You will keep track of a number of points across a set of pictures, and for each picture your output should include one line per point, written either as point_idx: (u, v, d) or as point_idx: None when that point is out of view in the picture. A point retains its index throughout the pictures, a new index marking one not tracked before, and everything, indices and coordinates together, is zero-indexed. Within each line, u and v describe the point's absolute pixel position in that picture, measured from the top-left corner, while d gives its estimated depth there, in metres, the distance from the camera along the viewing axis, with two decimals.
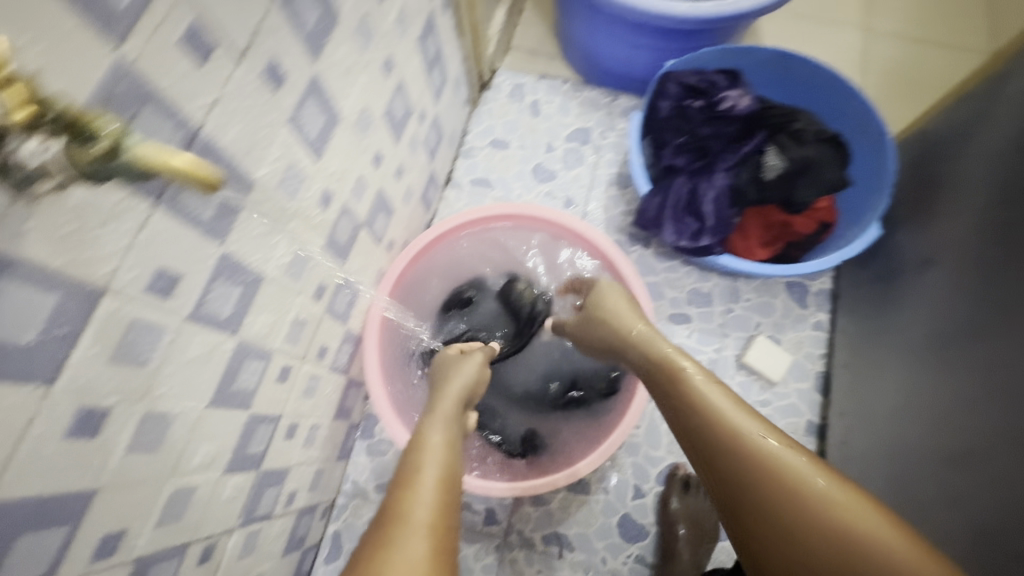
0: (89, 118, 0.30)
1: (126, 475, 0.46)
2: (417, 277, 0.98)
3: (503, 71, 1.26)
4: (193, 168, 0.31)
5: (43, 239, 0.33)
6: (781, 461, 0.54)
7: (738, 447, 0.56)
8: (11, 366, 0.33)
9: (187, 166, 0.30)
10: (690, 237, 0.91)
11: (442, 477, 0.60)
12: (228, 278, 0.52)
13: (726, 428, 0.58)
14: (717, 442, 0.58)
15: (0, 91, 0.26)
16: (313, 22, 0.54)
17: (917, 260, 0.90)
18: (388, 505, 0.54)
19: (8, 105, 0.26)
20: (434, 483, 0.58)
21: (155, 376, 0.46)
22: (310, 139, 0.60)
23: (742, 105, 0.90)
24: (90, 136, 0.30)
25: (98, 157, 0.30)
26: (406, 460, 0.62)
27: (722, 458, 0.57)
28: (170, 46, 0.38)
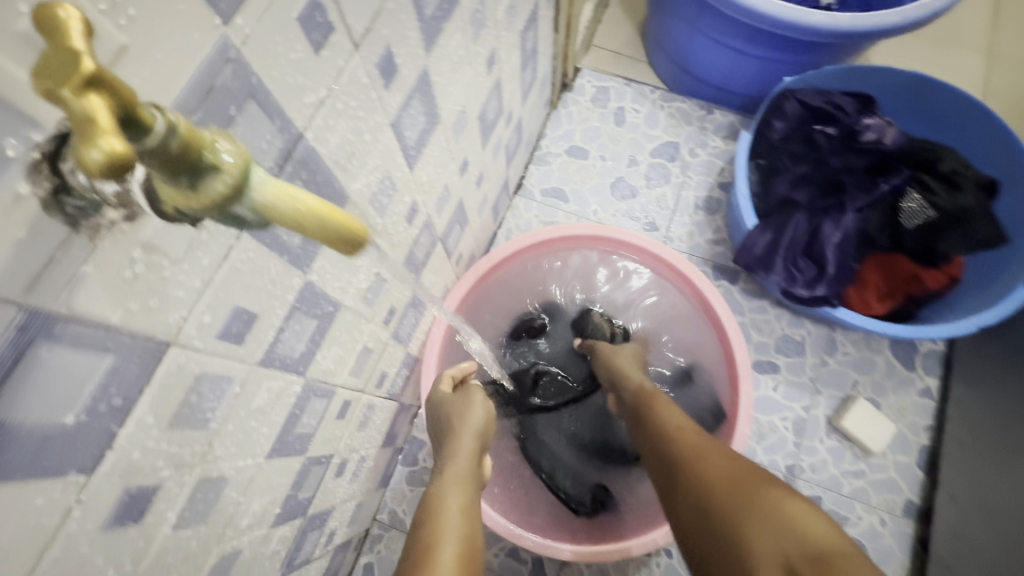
0: (200, 141, 0.20)
1: (170, 555, 0.37)
2: (484, 294, 0.88)
3: (586, 71, 1.14)
4: (342, 220, 0.22)
5: (103, 285, 0.24)
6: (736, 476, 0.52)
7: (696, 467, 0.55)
8: (45, 455, 0.24)
9: (338, 219, 0.22)
10: (805, 284, 0.79)
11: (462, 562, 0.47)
12: (306, 311, 0.43)
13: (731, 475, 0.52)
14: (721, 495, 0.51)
15: (76, 111, 0.16)
16: (435, 5, 0.44)
17: None
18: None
19: (79, 146, 0.17)
20: (453, 568, 0.46)
21: (215, 435, 0.37)
22: (409, 146, 0.50)
23: (886, 138, 0.79)
24: (200, 171, 0.20)
25: (211, 201, 0.21)
26: (419, 534, 0.50)
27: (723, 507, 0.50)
28: (285, 25, 0.28)
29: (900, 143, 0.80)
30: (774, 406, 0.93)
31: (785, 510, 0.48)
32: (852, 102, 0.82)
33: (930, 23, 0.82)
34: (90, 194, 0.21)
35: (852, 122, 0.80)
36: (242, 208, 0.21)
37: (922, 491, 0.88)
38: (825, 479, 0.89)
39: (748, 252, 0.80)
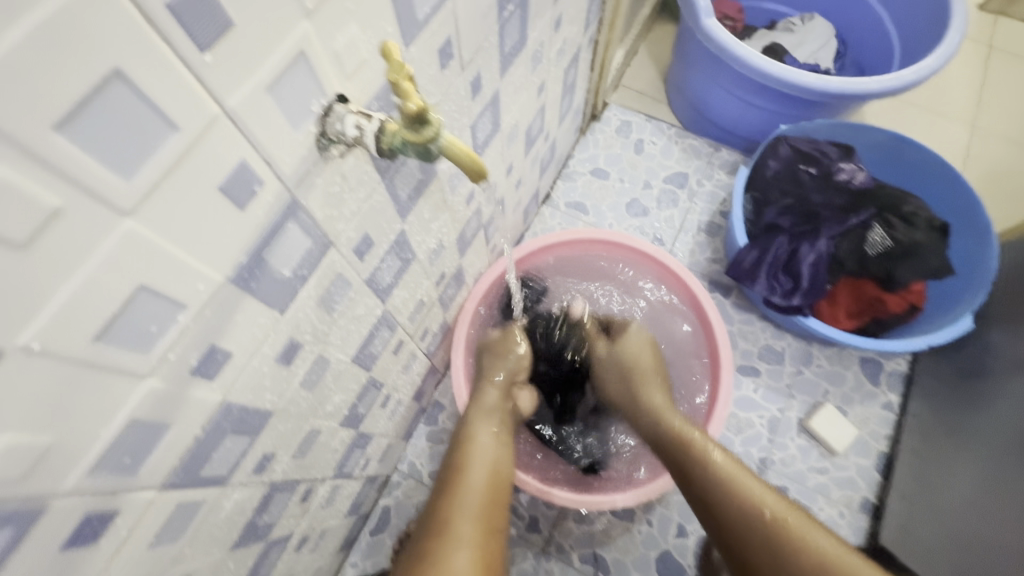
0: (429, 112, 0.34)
1: (291, 405, 0.51)
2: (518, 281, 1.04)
3: (614, 106, 1.32)
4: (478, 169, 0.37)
5: (320, 194, 0.39)
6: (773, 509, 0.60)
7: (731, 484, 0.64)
8: (269, 292, 0.39)
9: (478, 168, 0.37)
10: (782, 295, 0.95)
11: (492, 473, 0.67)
12: (396, 252, 0.58)
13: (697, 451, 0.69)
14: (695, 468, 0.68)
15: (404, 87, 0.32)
16: (511, 45, 0.61)
17: (1010, 361, 0.88)
18: (440, 511, 0.61)
19: (405, 103, 0.32)
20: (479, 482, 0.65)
21: (333, 324, 0.52)
22: (477, 144, 0.66)
23: (857, 180, 0.96)
24: (422, 124, 0.34)
25: (424, 140, 0.35)
26: (453, 455, 0.70)
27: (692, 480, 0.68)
28: (431, 53, 0.45)
29: (869, 186, 0.97)
30: (754, 405, 1.06)
31: (738, 476, 0.65)
32: (836, 151, 1.00)
33: (903, 92, 0.98)
34: (335, 137, 0.37)
35: (831, 166, 0.98)
36: (433, 145, 0.36)
37: (877, 491, 1.00)
38: (793, 472, 1.01)
39: (737, 265, 0.97)
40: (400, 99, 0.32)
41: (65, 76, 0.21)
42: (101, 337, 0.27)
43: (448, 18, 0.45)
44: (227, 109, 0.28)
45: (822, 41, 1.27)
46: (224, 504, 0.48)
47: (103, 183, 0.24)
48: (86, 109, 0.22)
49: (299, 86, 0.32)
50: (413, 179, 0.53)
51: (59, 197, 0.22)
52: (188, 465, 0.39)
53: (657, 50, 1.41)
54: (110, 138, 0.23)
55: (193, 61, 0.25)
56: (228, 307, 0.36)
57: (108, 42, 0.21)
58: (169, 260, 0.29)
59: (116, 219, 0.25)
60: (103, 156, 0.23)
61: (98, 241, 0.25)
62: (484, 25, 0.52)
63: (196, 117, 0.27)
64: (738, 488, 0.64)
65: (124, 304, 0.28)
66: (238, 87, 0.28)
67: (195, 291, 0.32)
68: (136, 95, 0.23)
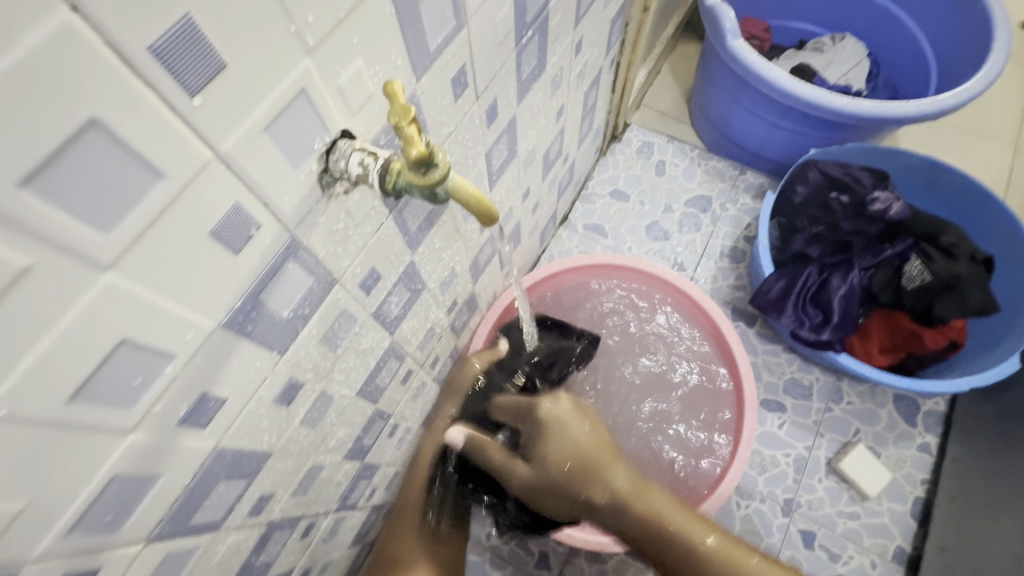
0: (435, 150, 0.32)
1: (290, 444, 0.49)
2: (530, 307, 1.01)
3: (635, 127, 1.30)
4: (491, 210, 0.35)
5: (323, 232, 0.38)
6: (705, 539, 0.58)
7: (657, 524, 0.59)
8: (267, 334, 0.37)
9: (491, 211, 0.35)
10: (811, 329, 0.91)
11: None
12: (406, 284, 0.56)
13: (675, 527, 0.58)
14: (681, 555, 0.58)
15: (404, 129, 0.29)
16: (528, 72, 0.59)
17: None
18: None
19: (406, 145, 0.30)
20: None
21: (337, 360, 0.50)
22: (492, 171, 0.64)
23: (892, 211, 0.91)
24: (428, 164, 0.32)
25: (431, 184, 0.32)
26: None
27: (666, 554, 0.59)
28: (444, 83, 0.43)
29: (904, 216, 0.91)
30: (778, 442, 1.01)
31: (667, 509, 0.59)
32: (869, 177, 0.95)
33: (940, 117, 0.93)
34: (338, 175, 0.35)
35: (864, 194, 0.93)
36: (439, 188, 0.33)
37: (914, 540, 0.93)
38: (820, 516, 0.95)
39: (762, 296, 0.94)
40: (400, 142, 0.30)
41: (34, 127, 0.19)
42: (77, 396, 0.25)
43: (461, 48, 0.43)
44: (220, 153, 0.26)
45: (854, 62, 1.23)
46: (218, 548, 0.46)
47: (79, 238, 0.22)
48: (58, 162, 0.20)
49: (299, 124, 0.31)
50: (424, 211, 0.51)
51: (29, 255, 0.21)
52: (177, 514, 0.37)
53: (680, 69, 1.38)
54: (86, 191, 0.21)
55: (181, 106, 0.23)
56: (221, 353, 0.34)
57: (84, 91, 0.20)
58: (155, 311, 0.27)
59: (95, 273, 0.23)
60: (78, 210, 0.21)
61: (74, 298, 0.23)
62: (500, 54, 0.50)
63: (185, 163, 0.25)
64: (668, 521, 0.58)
65: (105, 359, 0.26)
66: (232, 130, 0.26)
67: (184, 341, 0.30)
68: (116, 144, 0.22)
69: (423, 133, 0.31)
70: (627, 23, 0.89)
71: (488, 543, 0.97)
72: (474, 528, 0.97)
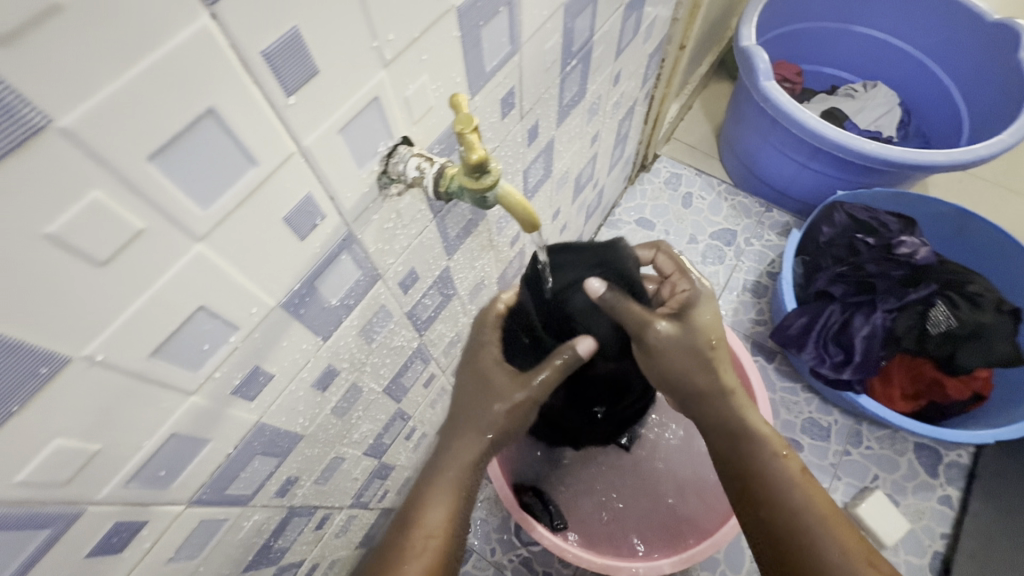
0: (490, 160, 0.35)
1: (319, 431, 0.51)
2: None
3: (664, 158, 1.33)
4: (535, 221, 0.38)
5: (375, 229, 0.41)
6: (829, 532, 0.47)
7: (784, 486, 0.51)
8: (312, 320, 0.40)
9: (534, 220, 0.38)
10: (831, 367, 0.92)
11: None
12: (439, 288, 0.59)
13: (773, 476, 0.52)
14: (772, 491, 0.51)
15: (467, 138, 0.32)
16: (570, 97, 0.63)
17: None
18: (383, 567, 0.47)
19: (468, 151, 0.33)
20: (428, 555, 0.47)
21: (370, 354, 0.52)
22: (528, 188, 0.67)
23: (919, 255, 0.92)
24: (482, 172, 0.35)
25: (483, 189, 0.36)
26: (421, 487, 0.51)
27: (764, 510, 0.51)
28: (494, 102, 0.47)
29: (930, 261, 0.92)
30: None
31: (806, 485, 0.51)
32: (895, 222, 0.97)
33: (973, 167, 0.93)
34: (395, 177, 0.38)
35: (890, 238, 0.94)
36: (490, 194, 0.37)
37: None
38: None
39: (784, 332, 0.96)
40: (463, 148, 0.33)
41: (165, 113, 0.22)
42: (157, 353, 0.28)
43: (513, 72, 0.47)
44: (302, 147, 0.30)
45: (885, 110, 1.25)
46: (244, 523, 0.48)
47: (183, 210, 0.25)
48: (177, 144, 0.23)
49: (368, 127, 0.34)
50: (463, 219, 0.54)
51: (143, 219, 0.24)
52: (217, 482, 0.40)
53: (711, 106, 1.41)
54: (195, 169, 0.25)
55: (278, 102, 0.27)
56: (276, 332, 0.36)
57: (206, 86, 0.23)
58: (231, 284, 0.30)
59: (190, 243, 0.26)
60: (187, 186, 0.25)
61: (171, 263, 0.26)
62: (545, 81, 0.54)
63: (274, 153, 0.28)
64: (800, 488, 0.50)
65: (184, 321, 0.29)
66: (314, 128, 0.30)
67: (248, 314, 0.33)
68: (224, 132, 0.25)
69: (482, 143, 0.34)
70: (663, 59, 0.93)
71: (493, 558, 0.95)
72: (478, 542, 0.96)
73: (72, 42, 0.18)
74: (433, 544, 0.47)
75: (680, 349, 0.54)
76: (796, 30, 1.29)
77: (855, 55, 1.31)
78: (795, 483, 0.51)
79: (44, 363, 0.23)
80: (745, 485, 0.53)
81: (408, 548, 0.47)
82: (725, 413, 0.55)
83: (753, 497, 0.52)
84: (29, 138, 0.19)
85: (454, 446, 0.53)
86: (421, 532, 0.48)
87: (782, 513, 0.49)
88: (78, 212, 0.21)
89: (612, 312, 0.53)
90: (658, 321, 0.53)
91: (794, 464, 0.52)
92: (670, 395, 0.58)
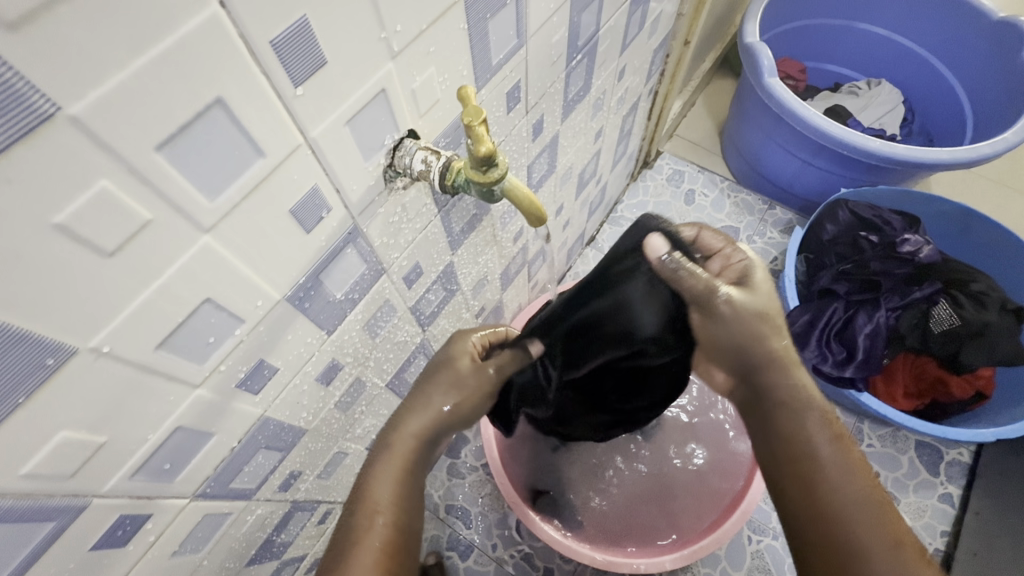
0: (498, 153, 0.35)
1: (322, 426, 0.51)
2: None
3: (667, 155, 1.32)
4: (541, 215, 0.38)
5: (380, 222, 0.40)
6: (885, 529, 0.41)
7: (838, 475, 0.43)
8: (317, 313, 0.39)
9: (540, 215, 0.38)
10: (834, 364, 0.92)
11: (387, 556, 0.42)
12: (443, 283, 0.59)
13: (825, 459, 0.44)
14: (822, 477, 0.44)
15: (476, 130, 0.32)
16: (575, 92, 0.63)
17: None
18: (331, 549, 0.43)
19: (476, 143, 0.32)
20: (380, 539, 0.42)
21: (374, 348, 0.52)
22: (532, 183, 0.67)
23: (923, 253, 0.92)
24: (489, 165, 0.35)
25: (490, 182, 0.36)
26: (374, 459, 0.47)
27: (814, 495, 0.43)
28: (500, 96, 0.47)
29: (935, 260, 0.92)
30: None
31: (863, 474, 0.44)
32: (900, 220, 0.96)
33: (977, 165, 0.93)
34: (401, 170, 0.38)
35: (895, 235, 0.94)
36: (497, 187, 0.36)
37: None
38: None
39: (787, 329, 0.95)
40: (471, 140, 0.33)
41: (174, 103, 0.22)
42: (163, 345, 0.28)
43: (519, 65, 0.46)
44: (309, 139, 0.29)
45: (889, 107, 1.24)
46: (247, 517, 0.48)
47: (190, 201, 0.25)
48: (185, 134, 0.23)
49: (375, 119, 0.34)
50: (467, 214, 0.54)
51: (150, 210, 0.24)
52: (221, 476, 0.40)
53: (714, 103, 1.41)
54: (203, 159, 0.24)
55: (286, 94, 0.26)
56: (281, 325, 0.36)
57: (215, 75, 0.23)
58: (237, 276, 0.30)
59: (196, 234, 0.26)
60: (195, 176, 0.24)
61: (177, 255, 0.26)
62: (550, 76, 0.54)
63: (282, 145, 0.28)
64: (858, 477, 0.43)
65: (190, 314, 0.29)
66: (322, 120, 0.30)
67: (254, 307, 0.33)
68: (233, 123, 0.25)
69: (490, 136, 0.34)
70: (668, 55, 0.93)
71: (494, 554, 0.95)
72: (479, 538, 0.96)
73: (82, 30, 0.18)
74: (379, 522, 0.43)
75: (746, 317, 0.49)
76: (800, 27, 1.29)
77: (859, 52, 1.31)
78: (851, 471, 0.44)
79: (52, 354, 0.23)
80: (792, 467, 0.45)
81: (353, 530, 0.42)
82: (784, 387, 0.48)
83: (801, 479, 0.45)
84: (38, 126, 0.18)
85: (404, 415, 0.50)
86: (370, 509, 0.43)
87: (832, 505, 0.42)
88: (86, 201, 0.21)
89: (672, 276, 0.50)
90: (726, 287, 0.50)
91: (852, 451, 0.45)
92: (723, 366, 0.53)
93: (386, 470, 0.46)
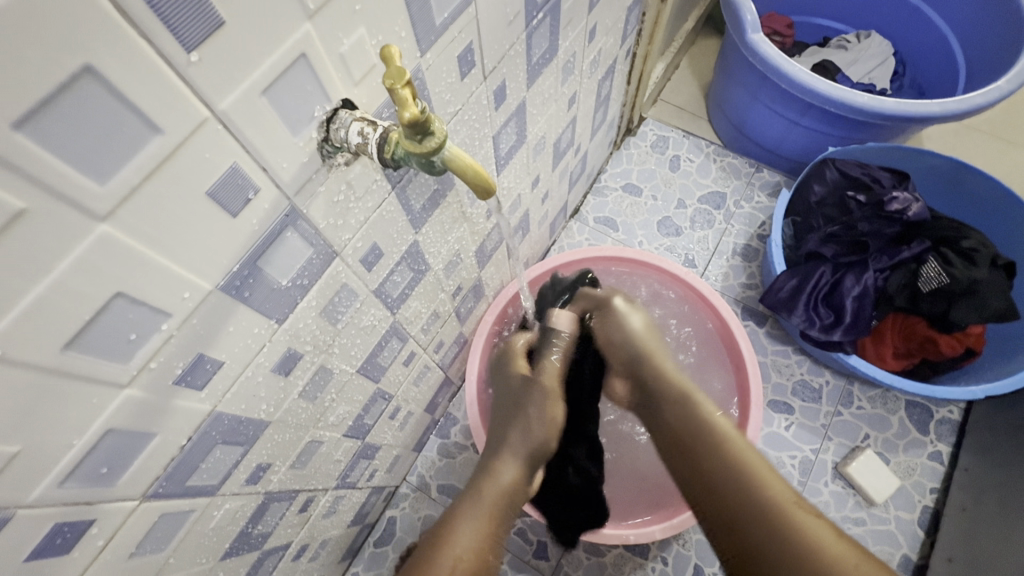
0: (432, 117, 0.33)
1: (290, 415, 0.50)
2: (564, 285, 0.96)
3: (651, 121, 1.28)
4: (489, 184, 0.35)
5: (323, 202, 0.38)
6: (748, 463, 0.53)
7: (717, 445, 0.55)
8: (260, 301, 0.37)
9: (487, 185, 0.35)
10: (821, 329, 0.90)
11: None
12: (409, 263, 0.56)
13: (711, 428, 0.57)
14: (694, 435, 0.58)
15: (400, 91, 0.29)
16: (538, 55, 0.59)
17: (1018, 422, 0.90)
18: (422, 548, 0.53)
19: (401, 105, 0.30)
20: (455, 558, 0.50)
21: (337, 335, 0.50)
22: (500, 155, 0.64)
23: (911, 211, 0.89)
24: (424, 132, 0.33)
25: (428, 152, 0.33)
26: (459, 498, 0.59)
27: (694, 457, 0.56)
28: (450, 60, 0.43)
29: (924, 217, 0.90)
30: (784, 443, 0.98)
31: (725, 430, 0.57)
32: (888, 177, 0.93)
33: (967, 117, 0.90)
34: (338, 145, 0.35)
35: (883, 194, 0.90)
36: (436, 157, 0.34)
37: (920, 549, 0.91)
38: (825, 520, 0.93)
39: (774, 295, 0.93)
40: (395, 103, 0.30)
41: (26, 72, 0.19)
42: (71, 345, 0.26)
43: (469, 25, 0.43)
44: (217, 112, 0.27)
45: (878, 60, 1.20)
46: (214, 513, 0.47)
47: (74, 185, 0.22)
48: (51, 109, 0.21)
49: (299, 88, 0.31)
50: (427, 189, 0.51)
51: (23, 199, 0.21)
52: (172, 475, 0.38)
53: (699, 64, 1.36)
54: (81, 139, 0.22)
55: (177, 61, 0.24)
56: (217, 317, 0.34)
57: (77, 38, 0.20)
58: (151, 267, 0.28)
59: (91, 223, 0.24)
60: (73, 158, 0.22)
61: (70, 246, 0.24)
62: (508, 36, 0.50)
63: (182, 120, 0.25)
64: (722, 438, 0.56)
65: (99, 311, 0.26)
66: (230, 90, 0.27)
67: (180, 300, 0.31)
68: (112, 95, 0.22)
69: (420, 100, 0.32)
70: (644, 13, 0.88)
71: None
72: None
73: None
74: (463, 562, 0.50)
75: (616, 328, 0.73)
76: None
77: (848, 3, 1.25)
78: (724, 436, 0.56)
79: None
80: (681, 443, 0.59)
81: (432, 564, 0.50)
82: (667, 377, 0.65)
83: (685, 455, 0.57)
84: None
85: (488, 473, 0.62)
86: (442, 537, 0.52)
87: (708, 458, 0.55)
88: None
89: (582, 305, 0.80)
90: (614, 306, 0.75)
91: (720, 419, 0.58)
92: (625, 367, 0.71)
93: (467, 516, 0.55)
